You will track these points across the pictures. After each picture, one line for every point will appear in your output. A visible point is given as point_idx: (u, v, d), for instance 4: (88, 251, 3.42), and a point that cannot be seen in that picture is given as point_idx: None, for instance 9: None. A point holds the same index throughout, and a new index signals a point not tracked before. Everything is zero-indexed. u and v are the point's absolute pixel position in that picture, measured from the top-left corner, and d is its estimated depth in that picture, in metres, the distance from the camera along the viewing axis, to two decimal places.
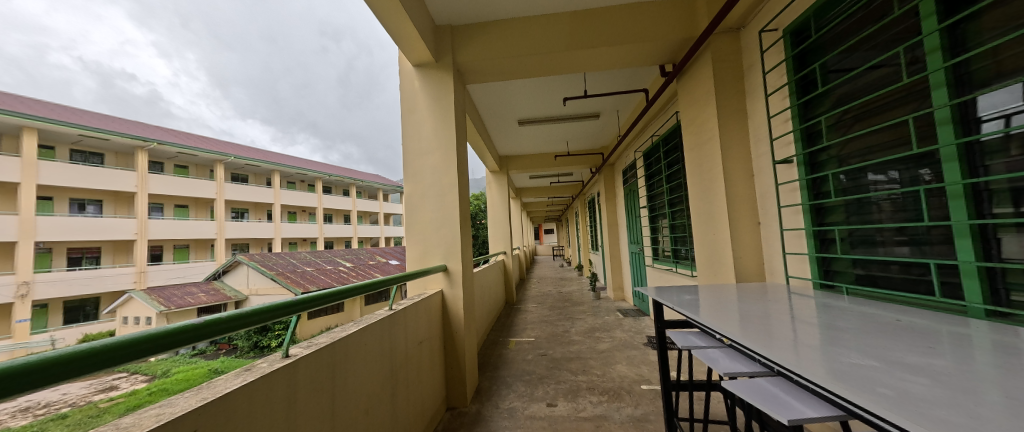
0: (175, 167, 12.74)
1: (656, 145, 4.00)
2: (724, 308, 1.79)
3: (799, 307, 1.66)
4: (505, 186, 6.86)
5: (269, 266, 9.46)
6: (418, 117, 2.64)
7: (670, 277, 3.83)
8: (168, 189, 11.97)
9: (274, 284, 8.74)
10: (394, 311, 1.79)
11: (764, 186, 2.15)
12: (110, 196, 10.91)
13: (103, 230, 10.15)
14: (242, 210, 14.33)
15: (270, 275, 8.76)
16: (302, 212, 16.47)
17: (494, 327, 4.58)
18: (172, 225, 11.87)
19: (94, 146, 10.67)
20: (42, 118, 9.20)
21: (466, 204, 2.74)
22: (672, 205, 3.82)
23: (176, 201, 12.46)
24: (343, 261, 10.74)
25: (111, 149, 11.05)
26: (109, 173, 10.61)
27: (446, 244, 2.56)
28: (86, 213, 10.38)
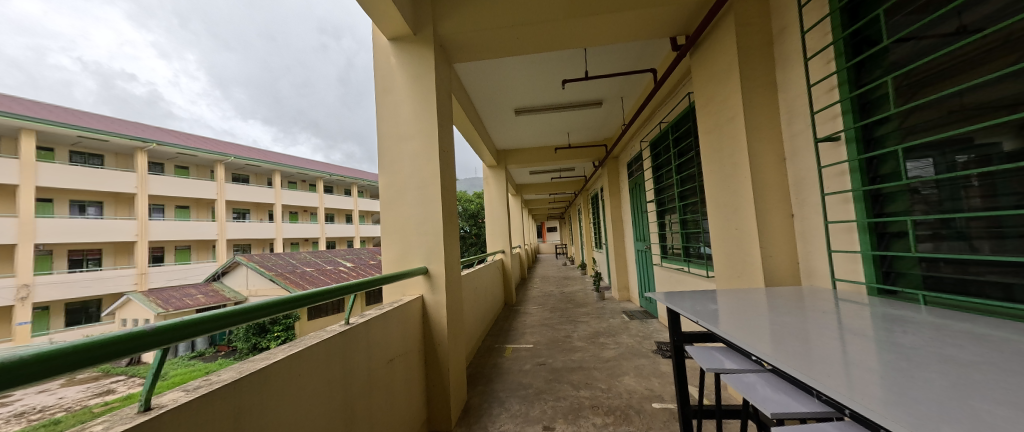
0: (175, 167, 12.48)
1: (665, 132, 3.64)
2: (753, 318, 1.46)
3: (851, 318, 1.32)
4: (503, 181, 6.52)
5: (268, 266, 9.18)
6: (396, 98, 2.31)
7: (681, 278, 3.48)
8: (168, 189, 11.76)
9: (273, 285, 8.48)
10: (349, 326, 1.47)
11: (800, 171, 1.80)
12: (110, 197, 10.77)
13: (102, 232, 10.02)
14: (245, 211, 14.03)
15: (267, 276, 8.51)
16: (304, 212, 16.17)
17: (490, 332, 4.26)
18: (172, 225, 11.67)
19: (94, 147, 10.54)
20: (39, 120, 9.02)
21: (449, 198, 2.41)
22: (683, 198, 3.46)
23: (177, 202, 12.41)
24: (344, 260, 10.42)
25: (111, 150, 10.93)
26: (109, 174, 10.48)
27: (426, 244, 2.22)
28: (86, 215, 10.25)
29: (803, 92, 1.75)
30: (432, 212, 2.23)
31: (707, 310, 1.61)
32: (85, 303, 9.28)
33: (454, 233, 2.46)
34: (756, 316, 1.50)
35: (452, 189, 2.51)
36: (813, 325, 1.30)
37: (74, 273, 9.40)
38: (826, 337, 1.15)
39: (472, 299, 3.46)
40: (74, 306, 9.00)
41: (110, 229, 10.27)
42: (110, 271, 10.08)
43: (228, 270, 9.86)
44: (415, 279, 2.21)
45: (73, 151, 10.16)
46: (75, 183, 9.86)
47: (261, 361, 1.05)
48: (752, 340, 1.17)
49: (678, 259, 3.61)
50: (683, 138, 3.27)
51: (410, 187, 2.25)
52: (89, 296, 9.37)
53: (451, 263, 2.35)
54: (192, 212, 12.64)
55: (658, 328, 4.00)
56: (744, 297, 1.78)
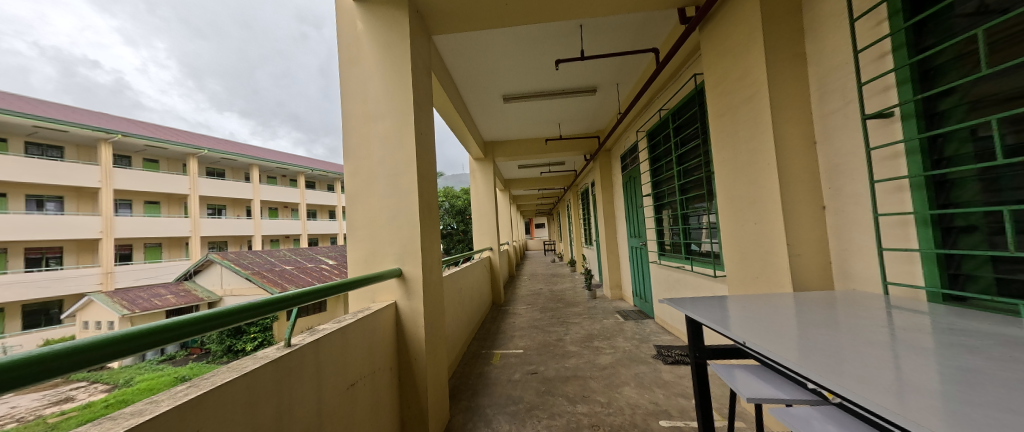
0: (144, 161, 11.61)
1: (665, 120, 3.38)
2: (796, 329, 1.19)
3: (909, 329, 1.08)
4: (490, 175, 6.19)
5: (244, 265, 8.56)
6: (363, 69, 1.95)
7: (682, 276, 3.25)
8: (134, 183, 10.79)
9: (249, 285, 7.90)
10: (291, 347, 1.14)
11: (835, 155, 1.55)
12: (71, 192, 9.65)
13: (65, 228, 9.06)
14: (220, 207, 13.18)
15: (243, 276, 7.92)
16: (284, 209, 15.09)
17: (476, 336, 3.95)
18: (142, 222, 10.81)
19: (52, 138, 9.33)
20: None
21: (427, 188, 2.07)
22: (684, 191, 3.22)
23: (147, 197, 11.39)
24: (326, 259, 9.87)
25: (72, 141, 9.78)
26: (70, 167, 9.51)
27: (399, 242, 1.88)
28: (47, 211, 8.94)
29: (842, 62, 1.49)
30: (406, 203, 1.88)
31: (734, 319, 1.34)
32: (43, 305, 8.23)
33: (433, 229, 2.13)
34: (798, 325, 1.24)
35: (431, 178, 2.18)
36: (881, 340, 1.04)
37: (31, 273, 8.29)
38: (882, 354, 0.96)
39: (454, 301, 3.12)
40: (33, 307, 7.96)
41: (70, 225, 9.18)
42: (72, 270, 9.06)
43: (201, 269, 9.16)
44: (387, 283, 1.87)
45: (29, 142, 8.91)
46: (38, 176, 8.67)
47: (140, 415, 0.72)
48: (787, 351, 1.01)
49: (678, 257, 3.38)
50: (687, 125, 3.01)
51: (380, 174, 1.90)
52: (50, 297, 8.48)
53: (430, 263, 2.02)
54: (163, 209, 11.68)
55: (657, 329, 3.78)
56: (772, 303, 1.52)
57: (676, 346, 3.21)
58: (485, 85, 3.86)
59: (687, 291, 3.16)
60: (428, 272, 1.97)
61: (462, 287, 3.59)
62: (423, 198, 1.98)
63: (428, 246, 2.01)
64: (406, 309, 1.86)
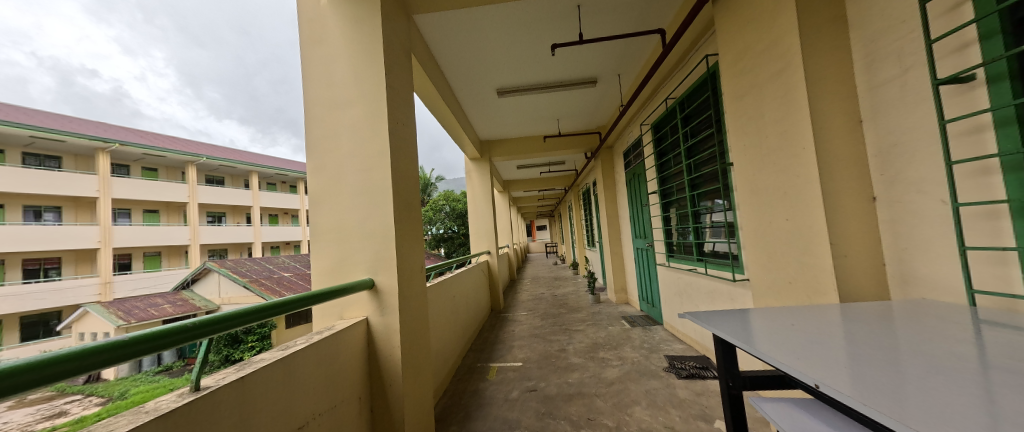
0: (143, 169, 11.29)
1: (672, 111, 3.11)
2: (861, 350, 0.92)
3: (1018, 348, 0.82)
4: (487, 175, 5.94)
5: (243, 272, 8.22)
6: (329, 50, 1.70)
7: (695, 280, 2.97)
8: (133, 192, 10.51)
9: (247, 292, 7.63)
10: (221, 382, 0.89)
11: (892, 135, 1.27)
12: (66, 202, 9.55)
13: (59, 240, 8.94)
14: (220, 214, 12.87)
15: (240, 284, 7.62)
16: (285, 215, 14.81)
17: (471, 348, 3.68)
18: (141, 231, 10.53)
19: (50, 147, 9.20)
20: None
21: (407, 185, 1.82)
22: (694, 186, 2.95)
23: (145, 205, 11.01)
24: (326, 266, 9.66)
25: (70, 151, 9.64)
26: (67, 176, 9.36)
27: (370, 248, 1.60)
28: (44, 222, 9.03)
29: (897, 21, 1.22)
30: (380, 202, 1.61)
31: (776, 337, 1.06)
32: (42, 317, 7.90)
33: (414, 232, 1.87)
34: (860, 344, 0.97)
35: (412, 175, 1.93)
36: (985, 364, 0.78)
37: (28, 284, 8.02)
38: (979, 375, 0.74)
39: (443, 312, 2.84)
40: (31, 320, 7.57)
41: (58, 236, 8.94)
42: (69, 282, 8.72)
43: (199, 276, 8.65)
44: (356, 296, 1.60)
45: (28, 152, 8.94)
46: (31, 186, 8.63)
47: None
48: (857, 374, 0.78)
49: (689, 259, 3.10)
50: (698, 113, 2.75)
51: (348, 169, 1.64)
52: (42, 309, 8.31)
53: (410, 271, 1.76)
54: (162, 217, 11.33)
55: (668, 337, 3.49)
56: (816, 317, 1.24)
57: (690, 357, 2.93)
58: (478, 77, 3.61)
59: (701, 295, 2.88)
60: (408, 282, 1.71)
61: (453, 295, 3.32)
62: (401, 197, 1.71)
63: (408, 253, 1.75)
64: (380, 326, 1.59)
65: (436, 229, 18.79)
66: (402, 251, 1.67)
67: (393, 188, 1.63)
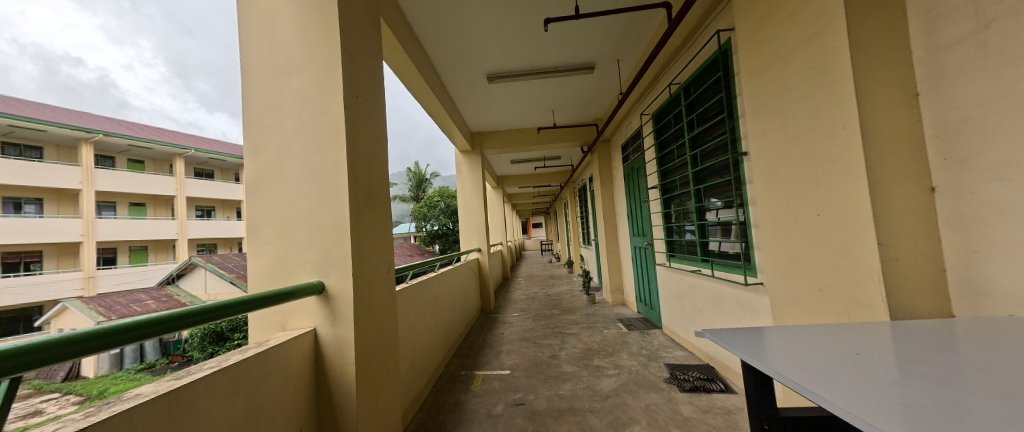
0: (129, 161, 10.26)
1: (675, 97, 2.87)
2: (939, 388, 0.68)
3: None
4: (478, 168, 5.65)
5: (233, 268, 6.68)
6: (275, 6, 1.41)
7: (699, 282, 2.74)
8: (117, 184, 9.51)
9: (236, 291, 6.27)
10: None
11: (960, 109, 1.02)
12: (51, 193, 8.01)
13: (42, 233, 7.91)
14: (209, 209, 11.02)
15: (228, 280, 6.12)
16: None
17: (455, 354, 3.42)
18: (123, 225, 9.50)
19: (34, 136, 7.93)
20: None
21: (370, 170, 1.54)
22: (699, 180, 2.70)
23: (132, 198, 10.04)
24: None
25: (53, 141, 8.46)
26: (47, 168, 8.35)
27: (319, 243, 1.32)
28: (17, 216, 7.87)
29: None
30: (332, 188, 1.33)
31: (816, 369, 0.81)
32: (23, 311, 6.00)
33: (380, 226, 1.60)
34: (928, 378, 0.73)
35: (380, 159, 1.65)
36: None
37: None
38: None
39: (421, 316, 2.57)
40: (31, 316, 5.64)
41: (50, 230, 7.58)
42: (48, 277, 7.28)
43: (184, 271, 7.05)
44: (302, 303, 1.33)
45: None
46: None
47: None
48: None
49: (693, 259, 2.87)
50: (705, 99, 2.50)
51: (293, 148, 1.35)
52: None
53: (372, 271, 1.48)
54: (150, 211, 10.38)
55: (668, 343, 3.25)
56: (862, 338, 0.99)
57: (693, 365, 2.70)
58: (466, 59, 3.32)
59: (706, 299, 2.64)
60: (368, 285, 1.43)
61: (434, 297, 3.04)
62: (361, 184, 1.44)
63: (370, 250, 1.47)
64: (329, 339, 1.32)
65: (430, 226, 18.57)
66: (361, 247, 1.39)
67: (349, 170, 1.35)
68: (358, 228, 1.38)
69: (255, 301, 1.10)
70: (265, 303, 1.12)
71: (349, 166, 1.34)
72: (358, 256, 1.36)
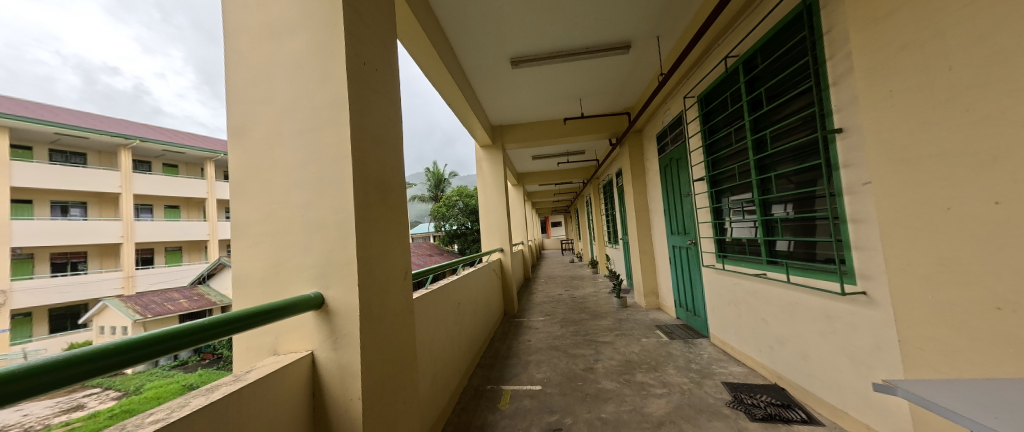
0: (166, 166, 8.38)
1: (733, 73, 2.46)
2: None
3: None
4: (499, 164, 5.35)
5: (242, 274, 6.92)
6: None
7: (763, 288, 2.35)
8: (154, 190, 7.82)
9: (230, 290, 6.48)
10: None
11: None
12: (94, 198, 7.87)
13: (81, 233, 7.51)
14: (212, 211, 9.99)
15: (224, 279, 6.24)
16: None
17: (479, 365, 3.13)
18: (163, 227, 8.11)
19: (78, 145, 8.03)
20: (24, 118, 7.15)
21: (382, 154, 1.26)
22: (763, 169, 2.32)
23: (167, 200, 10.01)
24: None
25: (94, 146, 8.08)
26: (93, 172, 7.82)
27: (319, 244, 1.04)
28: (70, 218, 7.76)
29: None
30: (333, 175, 1.04)
31: None
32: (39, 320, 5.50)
33: (394, 224, 1.32)
34: None
35: (394, 143, 1.37)
36: None
37: (56, 277, 6.70)
38: None
39: (443, 325, 2.30)
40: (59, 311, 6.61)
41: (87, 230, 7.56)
42: (93, 277, 7.30)
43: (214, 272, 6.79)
44: (298, 319, 1.05)
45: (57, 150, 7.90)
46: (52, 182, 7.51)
47: None
48: None
49: (755, 261, 2.47)
50: (776, 71, 2.10)
51: (287, 125, 1.08)
52: None
53: (385, 278, 1.20)
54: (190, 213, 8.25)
55: (720, 356, 2.85)
56: None
57: (756, 385, 2.30)
58: (488, 38, 3.02)
59: (774, 308, 2.24)
60: (379, 296, 1.15)
61: (456, 304, 2.77)
62: (370, 171, 1.15)
63: (381, 252, 1.19)
64: (330, 367, 1.02)
65: (449, 226, 18.48)
66: (369, 248, 1.10)
67: (356, 153, 1.07)
68: (367, 225, 1.10)
69: (248, 320, 0.84)
70: (261, 320, 0.87)
71: (354, 146, 1.06)
72: (366, 260, 1.08)
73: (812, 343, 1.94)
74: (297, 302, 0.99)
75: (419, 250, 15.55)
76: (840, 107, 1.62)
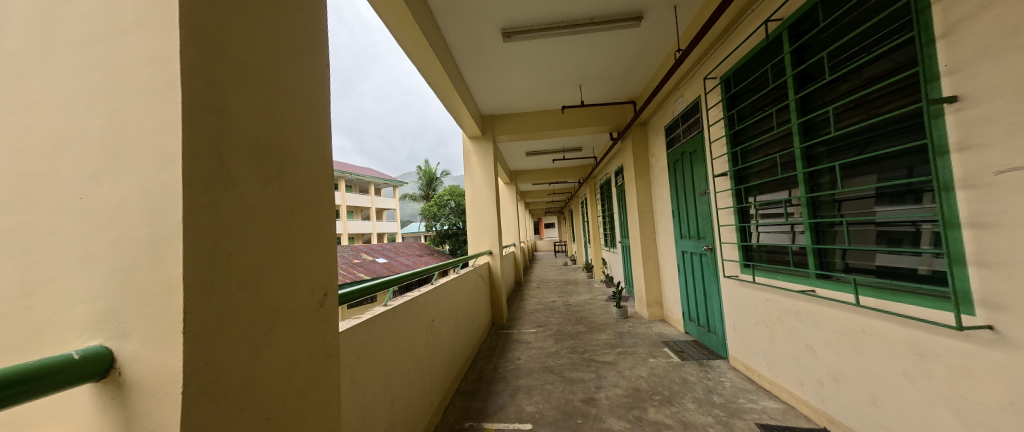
0: None
1: (777, 40, 2.00)
2: None
3: None
4: (490, 158, 4.84)
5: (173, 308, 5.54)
6: None
7: (811, 309, 1.89)
8: None
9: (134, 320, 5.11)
10: None
11: None
12: None
13: None
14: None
15: None
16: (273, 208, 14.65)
17: (458, 393, 2.61)
18: None
19: None
20: None
21: (275, 105, 0.77)
22: (811, 160, 1.90)
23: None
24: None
25: None
26: None
27: (109, 254, 0.55)
28: None
29: None
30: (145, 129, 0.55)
31: None
32: None
33: (303, 220, 0.83)
34: None
35: (306, 98, 0.88)
36: None
37: None
38: None
39: (406, 353, 1.80)
40: None
41: None
42: None
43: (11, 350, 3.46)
44: (54, 407, 0.57)
45: None
46: None
47: None
48: None
49: (799, 275, 2.01)
50: (836, 33, 1.70)
51: (69, 36, 0.60)
52: None
53: (275, 313, 0.72)
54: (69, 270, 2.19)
55: (746, 385, 2.40)
56: None
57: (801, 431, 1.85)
58: (476, 3, 2.54)
59: (824, 335, 1.80)
60: (257, 348, 0.67)
61: (430, 320, 2.25)
62: (241, 127, 0.66)
63: (265, 269, 0.70)
64: None
65: (440, 226, 17.97)
66: (235, 264, 0.63)
67: (199, 84, 0.58)
68: (230, 225, 0.62)
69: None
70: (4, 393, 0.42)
71: (192, 69, 0.57)
72: (221, 285, 0.59)
73: (887, 384, 1.50)
74: (59, 371, 0.48)
75: (408, 250, 14.96)
76: (954, 66, 1.17)
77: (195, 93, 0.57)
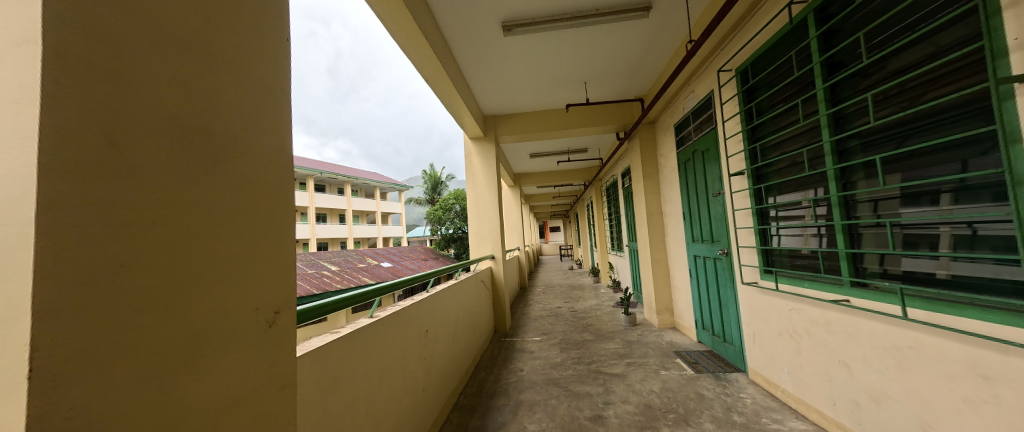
0: None
1: (802, 25, 1.84)
2: None
3: None
4: (492, 159, 4.70)
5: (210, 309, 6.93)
6: None
7: (845, 321, 1.69)
8: None
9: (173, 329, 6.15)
10: None
11: None
12: None
13: None
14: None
15: None
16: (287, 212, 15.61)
17: (456, 408, 2.44)
18: None
19: None
20: None
21: (215, 82, 0.64)
22: (843, 155, 1.71)
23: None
24: (329, 265, 11.01)
25: None
26: None
27: None
28: None
29: None
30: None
31: None
32: None
33: (252, 223, 0.69)
34: None
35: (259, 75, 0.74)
36: None
37: None
38: None
39: (394, 369, 1.64)
40: None
41: None
42: None
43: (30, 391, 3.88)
44: None
45: None
46: None
47: None
48: None
49: (828, 283, 1.82)
50: (873, 13, 1.53)
51: None
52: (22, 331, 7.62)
53: (209, 338, 0.58)
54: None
55: (769, 403, 2.19)
56: None
57: None
58: None
59: (863, 351, 1.60)
60: (170, 388, 0.52)
61: (424, 331, 2.10)
62: (158, 98, 0.52)
63: (188, 281, 0.55)
64: None
65: (445, 230, 17.91)
66: (134, 279, 0.48)
67: (84, 37, 0.44)
68: (133, 226, 0.48)
69: None
70: None
71: (68, 16, 0.42)
72: (113, 309, 0.45)
73: (941, 410, 1.31)
74: None
75: (413, 255, 14.87)
76: None
77: (75, 49, 0.43)
